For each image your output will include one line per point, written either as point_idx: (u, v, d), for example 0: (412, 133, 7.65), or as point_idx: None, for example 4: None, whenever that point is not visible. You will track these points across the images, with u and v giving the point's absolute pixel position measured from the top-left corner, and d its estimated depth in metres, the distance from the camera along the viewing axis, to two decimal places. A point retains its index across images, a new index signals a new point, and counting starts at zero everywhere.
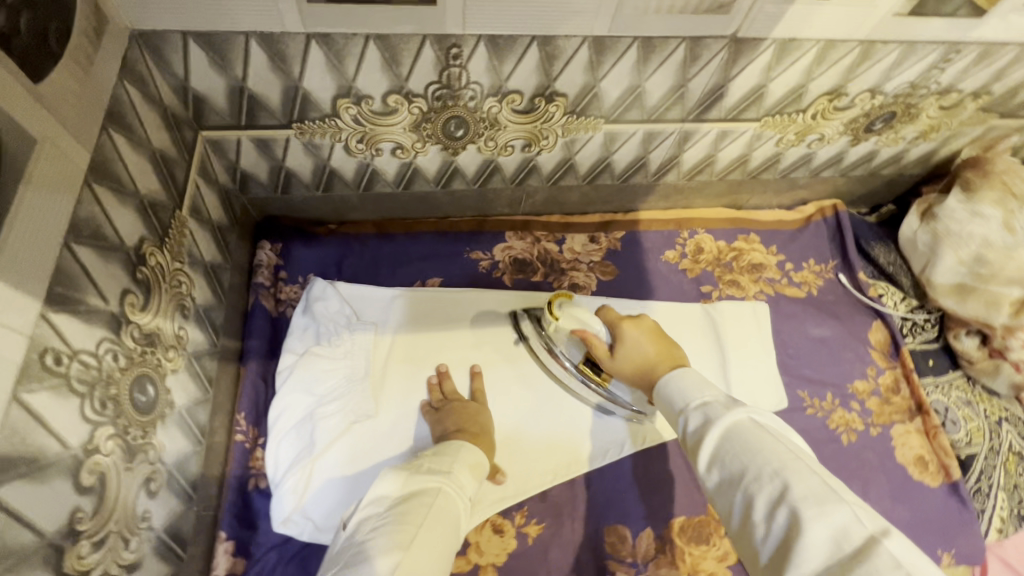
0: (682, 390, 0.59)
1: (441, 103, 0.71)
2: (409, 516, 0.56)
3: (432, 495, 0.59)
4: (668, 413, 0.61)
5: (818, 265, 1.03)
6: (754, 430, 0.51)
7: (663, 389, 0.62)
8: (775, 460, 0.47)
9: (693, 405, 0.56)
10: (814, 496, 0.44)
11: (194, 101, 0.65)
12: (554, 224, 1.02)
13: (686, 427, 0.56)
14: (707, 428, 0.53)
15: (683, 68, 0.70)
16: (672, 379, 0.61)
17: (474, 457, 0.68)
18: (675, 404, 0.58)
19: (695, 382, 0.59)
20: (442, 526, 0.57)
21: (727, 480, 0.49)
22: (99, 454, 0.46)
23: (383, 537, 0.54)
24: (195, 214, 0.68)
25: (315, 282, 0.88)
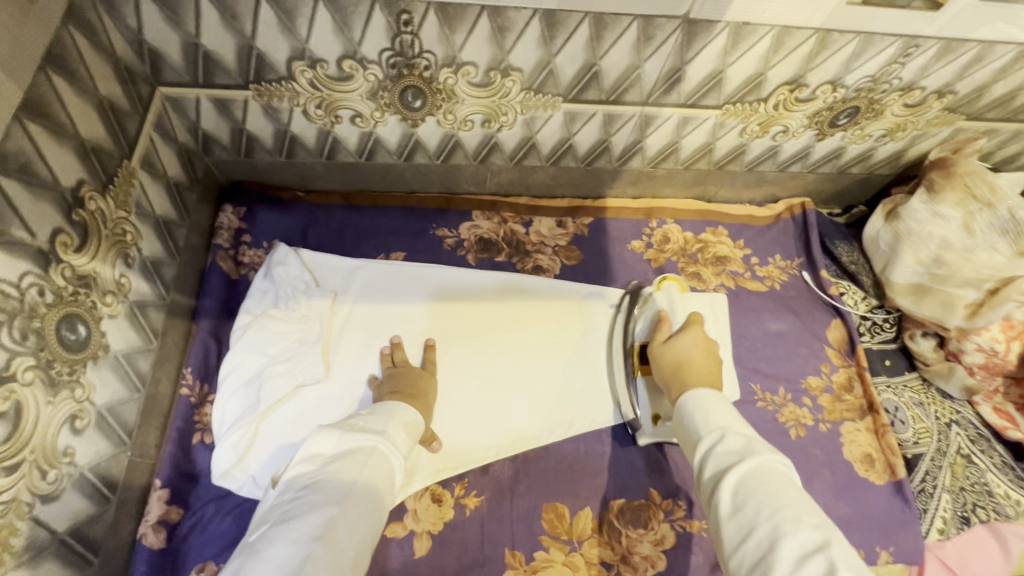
0: (717, 412, 0.61)
1: (396, 71, 0.71)
2: (345, 471, 0.57)
3: (367, 453, 0.60)
4: (688, 436, 0.63)
5: (783, 261, 1.03)
6: (792, 485, 0.53)
7: (702, 393, 0.65)
8: (806, 513, 0.49)
9: (726, 432, 0.59)
10: (850, 562, 0.45)
11: (150, 55, 0.66)
12: (521, 206, 1.02)
13: (711, 450, 0.58)
14: (741, 458, 0.55)
15: (637, 47, 0.71)
16: (704, 397, 0.64)
17: (410, 417, 0.69)
18: (702, 425, 0.61)
19: (728, 414, 0.61)
20: (375, 482, 0.58)
21: (750, 510, 0.51)
22: (15, 382, 0.48)
23: (314, 491, 0.55)
24: (147, 166, 0.69)
25: (278, 248, 0.89)
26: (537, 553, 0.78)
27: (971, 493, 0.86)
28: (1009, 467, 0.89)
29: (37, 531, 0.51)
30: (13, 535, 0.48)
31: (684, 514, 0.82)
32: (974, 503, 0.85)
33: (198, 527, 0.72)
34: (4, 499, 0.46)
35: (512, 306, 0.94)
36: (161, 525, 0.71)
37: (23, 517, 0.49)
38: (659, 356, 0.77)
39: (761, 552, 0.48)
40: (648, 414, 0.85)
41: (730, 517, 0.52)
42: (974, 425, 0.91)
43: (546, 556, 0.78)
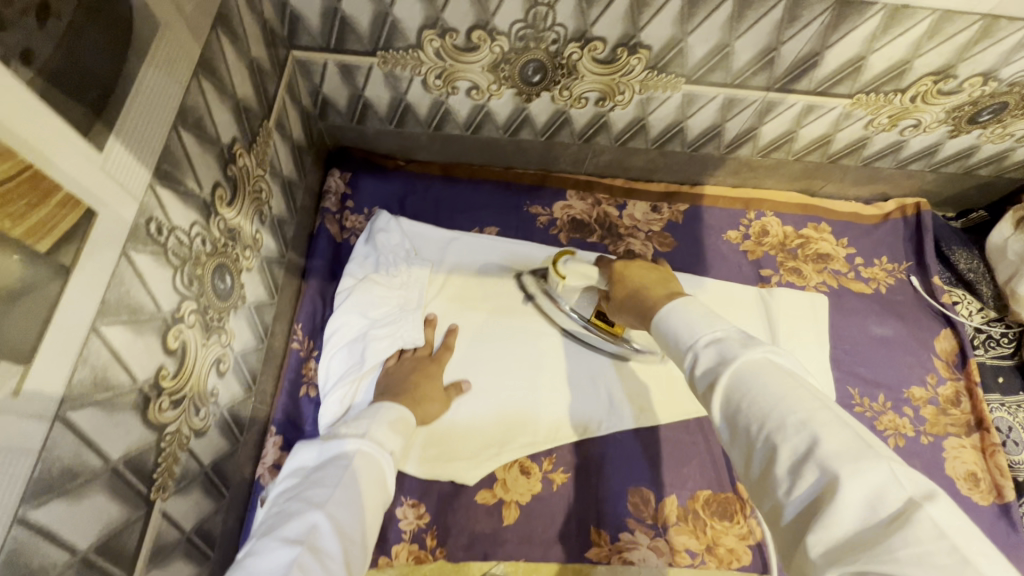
0: (682, 320, 0.48)
1: (523, 44, 0.71)
2: (326, 477, 0.57)
3: (349, 457, 0.60)
4: (666, 348, 0.50)
5: (890, 263, 0.98)
6: (774, 373, 0.41)
7: (667, 337, 0.49)
8: (794, 399, 0.39)
9: (696, 339, 0.46)
10: (850, 452, 0.36)
11: (290, 19, 0.68)
12: (617, 188, 1.01)
13: (693, 368, 0.45)
14: (718, 368, 0.43)
15: (778, 29, 0.67)
16: (673, 320, 0.49)
17: (397, 414, 0.69)
18: (676, 343, 0.48)
19: (690, 317, 0.48)
20: (357, 483, 0.57)
21: (741, 429, 0.41)
22: (182, 324, 0.51)
23: (297, 500, 0.55)
24: (280, 128, 0.72)
25: (380, 215, 0.91)
26: (622, 534, 0.79)
27: None
28: None
29: (191, 462, 0.55)
30: (176, 463, 0.52)
31: None
32: None
33: None
34: (171, 430, 0.50)
35: None
36: (276, 469, 0.75)
37: (183, 448, 0.53)
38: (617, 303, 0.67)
39: (762, 475, 0.39)
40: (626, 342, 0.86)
41: (732, 443, 0.42)
42: None
43: (631, 538, 0.78)
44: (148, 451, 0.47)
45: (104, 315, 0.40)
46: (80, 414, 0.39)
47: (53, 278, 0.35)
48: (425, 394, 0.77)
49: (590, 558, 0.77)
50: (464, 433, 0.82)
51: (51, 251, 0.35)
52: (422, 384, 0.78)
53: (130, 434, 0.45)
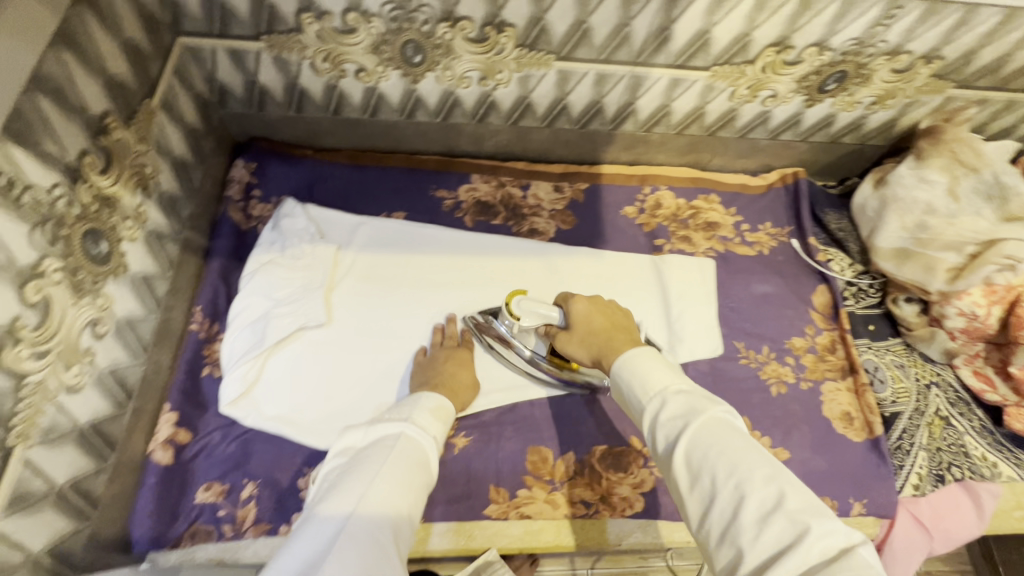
0: (649, 373, 0.54)
1: (397, 25, 0.76)
2: (370, 456, 0.58)
3: (394, 440, 0.60)
4: (629, 400, 0.56)
5: (774, 228, 1.05)
6: (736, 433, 0.48)
7: (622, 380, 0.56)
8: (756, 460, 0.46)
9: (666, 393, 0.52)
10: (808, 507, 0.43)
11: (172, 6, 0.73)
12: (520, 170, 1.05)
13: (657, 417, 0.52)
14: (685, 420, 0.50)
15: (624, 4, 0.74)
16: (631, 363, 0.57)
17: (435, 402, 0.68)
18: (638, 393, 0.54)
19: (654, 371, 0.55)
20: (406, 463, 0.58)
21: (699, 475, 0.47)
22: (45, 280, 0.54)
23: (346, 475, 0.56)
24: (167, 109, 0.75)
25: (286, 202, 0.95)
26: (520, 490, 0.81)
27: (947, 452, 0.88)
28: (988, 431, 0.91)
29: (60, 416, 0.57)
30: (41, 414, 0.54)
31: None
32: (950, 461, 0.88)
33: (204, 451, 0.78)
34: (34, 379, 0.52)
35: (505, 267, 0.97)
36: (170, 443, 0.76)
37: (50, 401, 0.55)
38: (572, 339, 0.72)
39: (726, 524, 0.44)
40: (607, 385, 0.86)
41: (691, 492, 0.47)
42: (953, 388, 0.92)
43: (528, 494, 0.81)
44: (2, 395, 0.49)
45: None
46: None
47: None
48: (460, 381, 0.81)
49: (488, 515, 0.80)
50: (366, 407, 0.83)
51: None
52: (458, 372, 0.82)
53: None
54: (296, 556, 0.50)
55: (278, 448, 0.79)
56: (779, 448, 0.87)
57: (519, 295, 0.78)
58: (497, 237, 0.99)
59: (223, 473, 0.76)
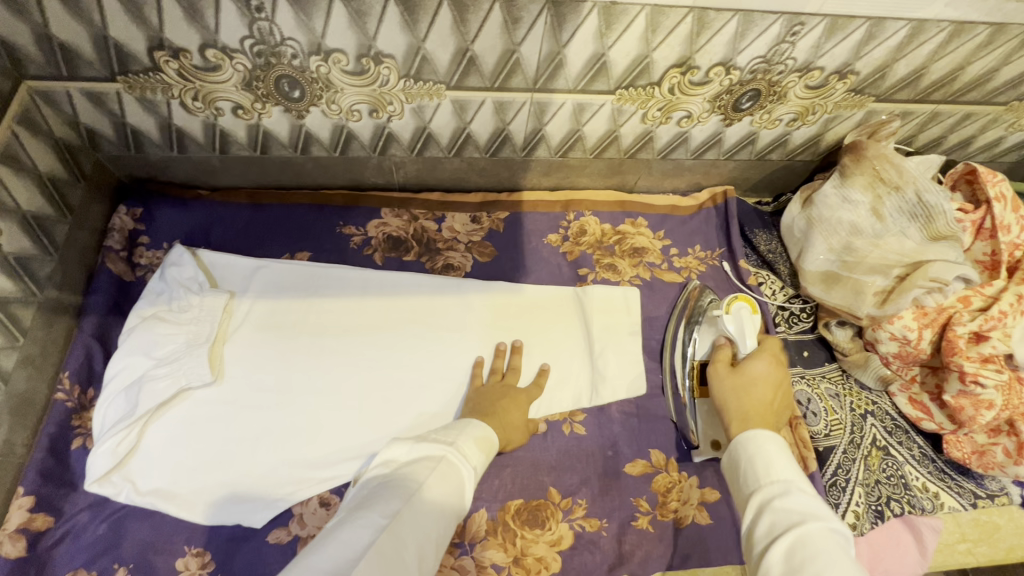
0: (773, 456, 0.59)
1: (263, 60, 0.70)
2: (416, 472, 0.59)
3: (436, 459, 0.61)
4: (739, 480, 0.61)
5: (703, 251, 1.00)
6: (836, 546, 0.49)
7: (739, 445, 0.62)
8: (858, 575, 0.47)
9: (786, 485, 0.56)
10: None
11: (5, 48, 0.66)
12: (433, 202, 0.99)
13: (772, 499, 0.55)
14: (804, 519, 0.52)
15: (507, 31, 0.69)
16: (753, 437, 0.62)
17: (479, 433, 0.69)
18: (759, 475, 0.58)
19: (777, 460, 0.59)
20: (444, 488, 0.59)
21: (798, 566, 0.49)
22: None
23: (389, 487, 0.57)
24: (7, 161, 0.68)
25: (174, 249, 0.87)
26: None
27: (886, 486, 0.84)
28: (929, 459, 0.86)
29: None
30: None
31: (585, 514, 0.79)
32: (889, 495, 0.83)
33: (67, 536, 0.70)
34: None
35: (417, 309, 0.91)
36: (23, 531, 0.68)
37: None
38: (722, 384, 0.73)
39: None
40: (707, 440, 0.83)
41: None
42: (889, 416, 0.88)
43: None
44: None
45: None
46: None
47: None
48: (511, 420, 0.79)
49: None
50: (255, 473, 0.76)
51: None
52: (511, 410, 0.79)
53: None
54: (328, 549, 0.50)
55: (154, 525, 0.72)
56: (708, 488, 0.82)
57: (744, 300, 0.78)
58: (408, 275, 0.93)
59: (87, 560, 0.69)
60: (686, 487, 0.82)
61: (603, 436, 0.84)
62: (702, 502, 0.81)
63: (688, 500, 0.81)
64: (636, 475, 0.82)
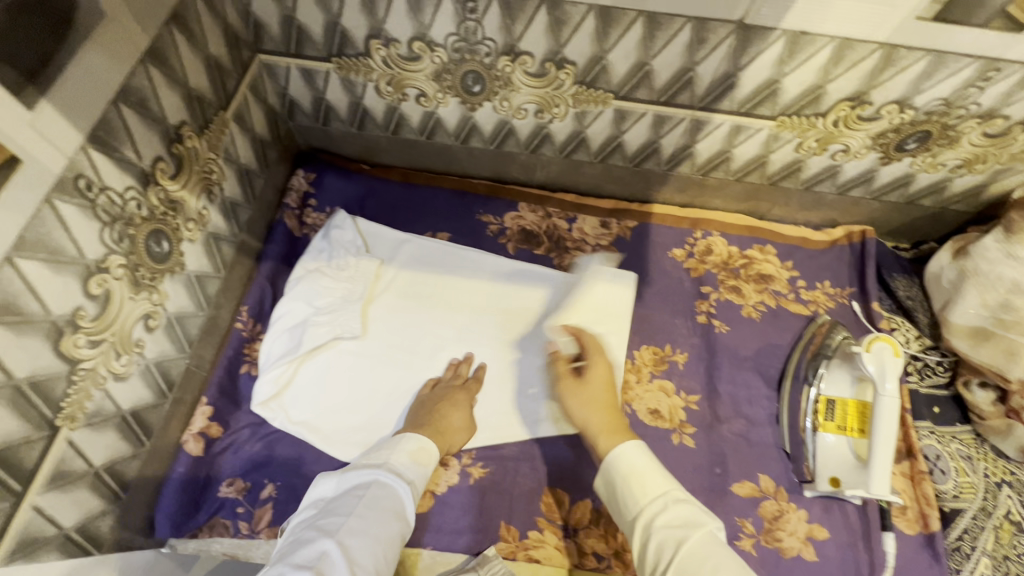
0: (643, 474, 0.64)
1: (459, 56, 0.78)
2: (346, 504, 0.62)
3: (365, 486, 0.65)
4: (619, 502, 0.65)
5: (833, 288, 0.98)
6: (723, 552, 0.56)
7: (615, 467, 0.66)
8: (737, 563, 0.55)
9: (662, 500, 0.62)
10: None
11: (254, 25, 0.78)
12: (568, 203, 1.04)
13: (652, 520, 0.60)
14: (684, 531, 0.58)
15: (690, 49, 0.72)
16: (625, 455, 0.67)
17: (416, 444, 0.73)
18: (638, 495, 0.63)
19: (648, 476, 0.64)
20: (372, 509, 0.62)
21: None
22: (108, 275, 0.58)
23: (315, 526, 0.60)
24: (238, 120, 0.80)
25: (337, 213, 0.97)
26: (530, 531, 0.79)
27: (1017, 563, 0.76)
28: None
29: (107, 401, 0.61)
30: (88, 399, 0.57)
31: None
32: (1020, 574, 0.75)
33: (232, 447, 0.80)
34: (87, 365, 0.56)
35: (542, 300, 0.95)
36: (202, 436, 0.79)
37: (98, 386, 0.59)
38: (576, 398, 0.77)
39: None
40: (825, 476, 0.80)
41: None
42: None
43: (539, 537, 0.79)
44: (57, 378, 0.53)
45: (19, 248, 0.47)
46: None
47: None
48: (452, 423, 0.80)
49: (495, 552, 0.78)
50: (387, 422, 0.83)
51: None
52: (450, 414, 0.80)
53: (37, 357, 0.51)
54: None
55: (299, 453, 0.81)
56: (816, 525, 0.80)
57: (881, 339, 0.75)
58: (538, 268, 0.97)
59: (246, 471, 0.79)
60: (793, 518, 0.80)
61: (712, 453, 0.85)
62: (809, 537, 0.79)
63: (794, 532, 0.79)
64: (743, 496, 0.82)
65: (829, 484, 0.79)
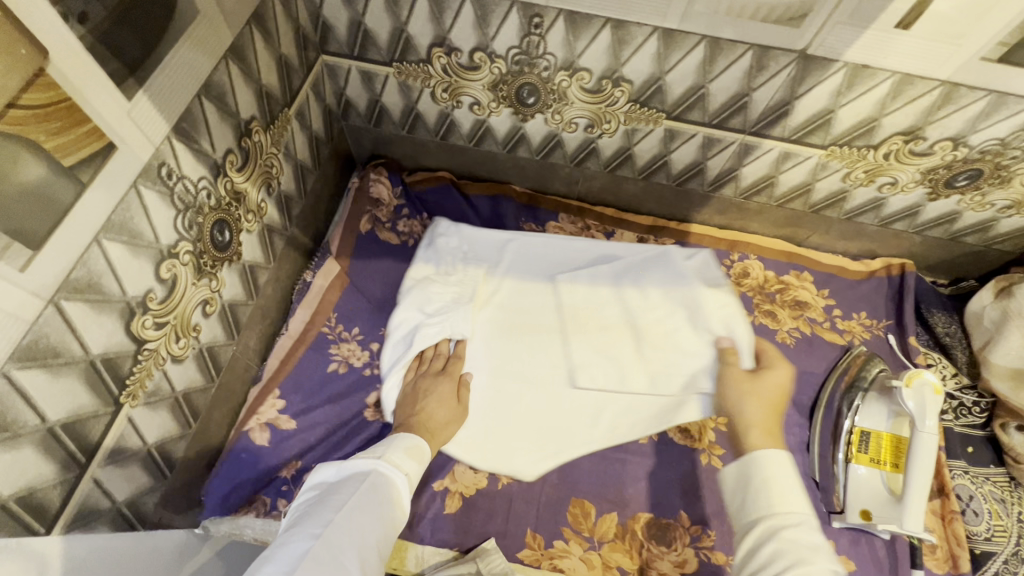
0: (778, 482, 0.59)
1: (518, 68, 0.80)
2: (344, 489, 0.61)
3: (365, 473, 0.63)
4: (740, 492, 0.61)
5: (869, 319, 0.98)
6: None
7: (750, 462, 0.61)
8: None
9: (798, 518, 0.56)
10: None
11: (323, 27, 0.80)
12: (607, 217, 1.05)
13: (783, 533, 0.55)
14: (808, 555, 0.52)
15: (749, 75, 0.73)
16: (762, 457, 0.61)
17: (412, 440, 0.70)
18: (772, 501, 0.58)
19: (787, 486, 0.58)
20: (373, 495, 0.61)
21: None
22: (176, 260, 0.60)
23: (319, 506, 0.59)
24: (299, 117, 0.82)
25: (439, 221, 0.97)
26: (556, 541, 0.79)
27: None
28: None
29: (164, 382, 0.62)
30: (149, 378, 0.59)
31: (712, 545, 0.80)
32: None
33: None
34: (151, 346, 0.58)
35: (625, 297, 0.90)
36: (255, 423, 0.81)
37: (158, 367, 0.61)
38: (738, 388, 0.70)
39: None
40: (855, 509, 0.79)
41: None
42: None
43: (564, 547, 0.79)
44: (125, 356, 0.55)
45: (106, 231, 0.49)
46: (69, 303, 0.47)
47: (68, 188, 0.44)
48: (440, 422, 0.76)
49: (519, 559, 0.78)
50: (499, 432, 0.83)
51: (73, 167, 0.44)
52: (437, 410, 0.77)
53: (111, 336, 0.52)
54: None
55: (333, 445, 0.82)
56: (844, 557, 0.79)
57: (922, 376, 0.75)
58: (673, 266, 0.86)
59: None
60: None
61: None
62: None
63: None
64: None
65: (860, 517, 0.78)
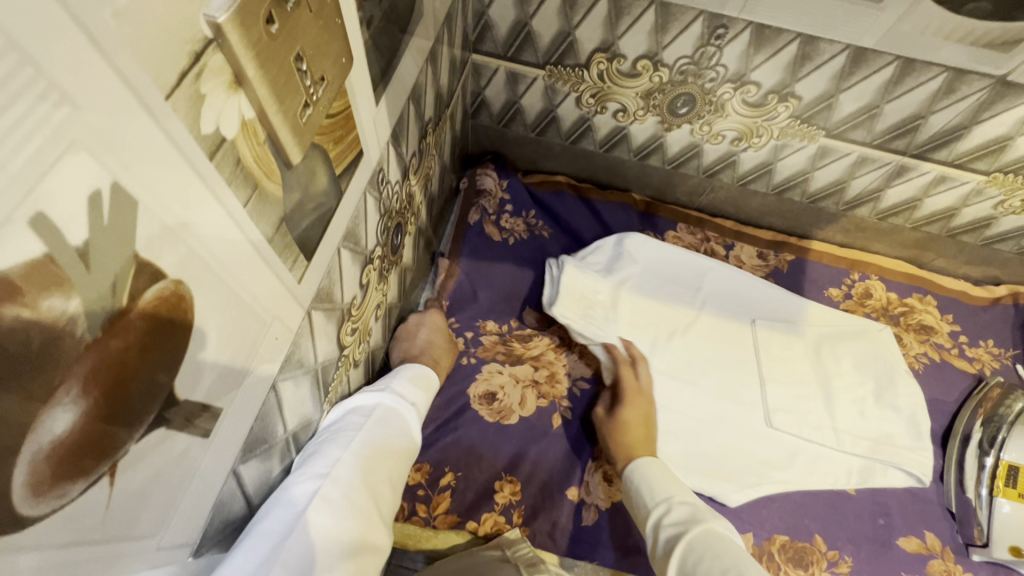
0: (659, 480, 0.68)
1: (682, 77, 0.78)
2: (351, 425, 0.54)
3: (371, 407, 0.57)
4: (633, 504, 0.69)
5: (996, 347, 0.96)
6: (721, 541, 0.58)
7: (629, 478, 0.71)
8: (736, 557, 0.56)
9: (671, 499, 0.65)
10: None
11: (483, 27, 0.79)
12: (727, 229, 1.03)
13: (662, 519, 0.64)
14: (688, 526, 0.61)
15: (932, 98, 0.71)
16: (643, 467, 0.71)
17: (415, 373, 0.67)
18: (647, 498, 0.67)
19: (663, 479, 0.69)
20: (380, 432, 0.55)
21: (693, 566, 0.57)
22: (372, 265, 0.59)
23: (324, 439, 0.52)
24: (450, 117, 0.81)
25: (608, 240, 0.98)
26: None
27: None
28: None
29: (347, 388, 0.62)
30: (340, 383, 0.59)
31: (849, 571, 0.78)
32: None
33: None
34: (346, 352, 0.58)
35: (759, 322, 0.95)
36: None
37: (345, 372, 0.60)
38: (606, 427, 0.79)
39: None
40: (1004, 545, 0.78)
41: None
42: None
43: None
44: (333, 362, 0.54)
45: (345, 239, 0.48)
46: (315, 313, 0.45)
47: (334, 196, 0.43)
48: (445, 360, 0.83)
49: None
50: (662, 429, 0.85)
51: (340, 176, 0.43)
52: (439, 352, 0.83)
53: (329, 344, 0.52)
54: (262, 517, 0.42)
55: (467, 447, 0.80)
56: None
57: None
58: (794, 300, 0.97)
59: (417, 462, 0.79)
60: None
61: (875, 502, 0.84)
62: None
63: None
64: (909, 551, 0.80)
65: (1010, 552, 0.78)
